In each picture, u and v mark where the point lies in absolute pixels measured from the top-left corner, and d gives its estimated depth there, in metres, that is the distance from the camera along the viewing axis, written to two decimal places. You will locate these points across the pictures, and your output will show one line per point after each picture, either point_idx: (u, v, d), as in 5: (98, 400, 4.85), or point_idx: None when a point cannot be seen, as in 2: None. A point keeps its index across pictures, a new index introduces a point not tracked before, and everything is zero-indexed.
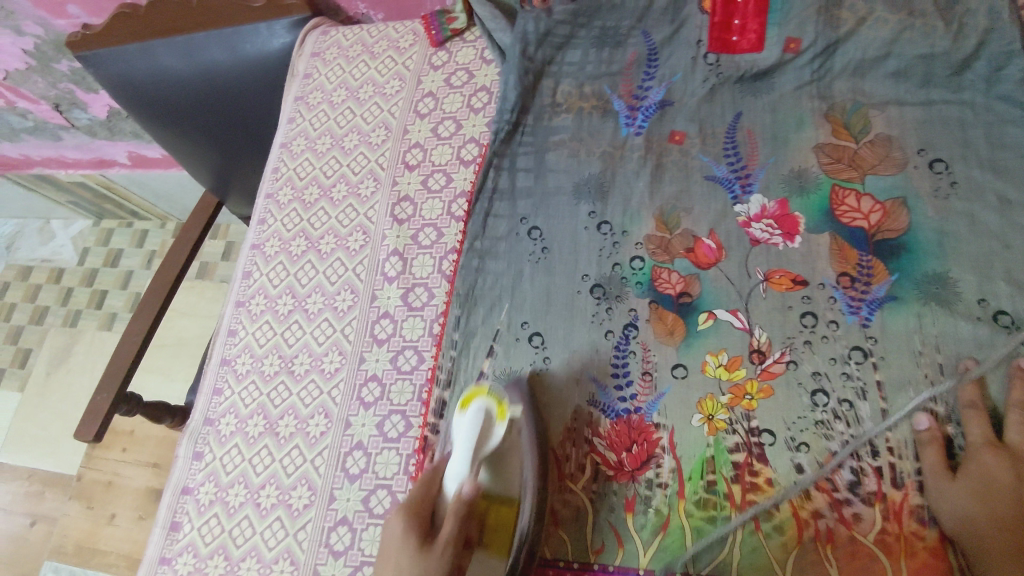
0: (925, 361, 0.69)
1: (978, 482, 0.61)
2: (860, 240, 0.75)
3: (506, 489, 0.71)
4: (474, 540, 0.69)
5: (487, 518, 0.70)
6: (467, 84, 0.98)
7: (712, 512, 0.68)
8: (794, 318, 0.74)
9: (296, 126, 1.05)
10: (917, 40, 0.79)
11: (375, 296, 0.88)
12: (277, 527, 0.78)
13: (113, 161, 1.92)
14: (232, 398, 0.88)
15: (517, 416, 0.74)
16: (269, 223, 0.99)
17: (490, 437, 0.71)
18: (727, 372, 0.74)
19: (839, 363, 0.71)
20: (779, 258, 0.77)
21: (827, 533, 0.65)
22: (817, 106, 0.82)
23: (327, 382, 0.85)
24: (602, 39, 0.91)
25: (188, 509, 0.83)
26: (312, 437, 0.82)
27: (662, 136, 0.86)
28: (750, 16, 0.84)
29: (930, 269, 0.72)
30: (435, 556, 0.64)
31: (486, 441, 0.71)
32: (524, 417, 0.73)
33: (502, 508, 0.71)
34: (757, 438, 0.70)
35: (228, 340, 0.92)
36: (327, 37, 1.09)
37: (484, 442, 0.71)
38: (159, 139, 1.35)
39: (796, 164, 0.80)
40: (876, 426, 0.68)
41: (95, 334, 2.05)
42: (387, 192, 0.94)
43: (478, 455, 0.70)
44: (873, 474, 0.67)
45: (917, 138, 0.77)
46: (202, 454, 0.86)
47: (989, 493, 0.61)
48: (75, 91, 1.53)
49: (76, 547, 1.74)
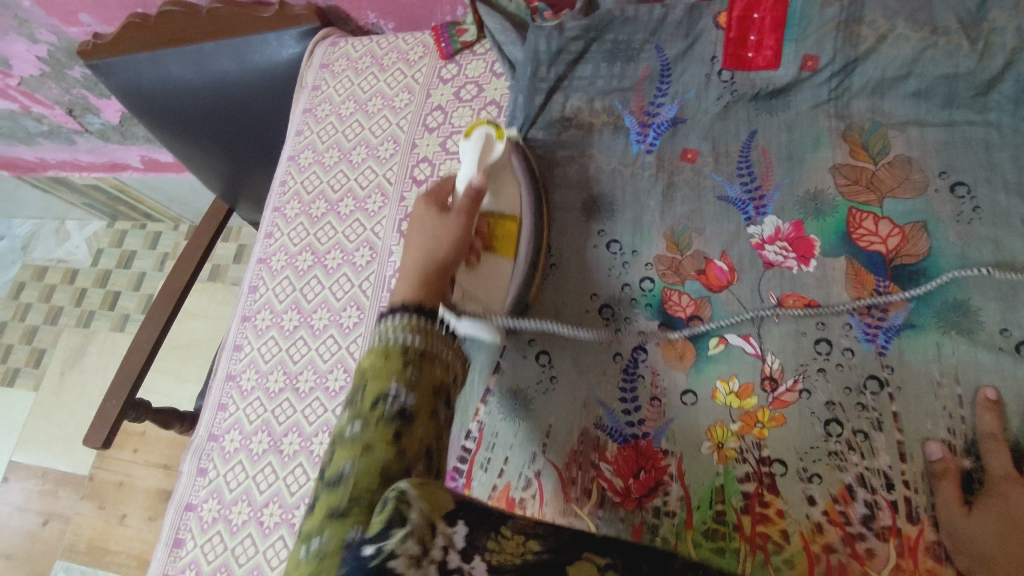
0: (944, 393, 0.67)
1: (999, 515, 0.58)
2: (877, 264, 0.73)
3: (506, 205, 0.80)
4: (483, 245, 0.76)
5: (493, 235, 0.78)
6: (476, 98, 0.96)
7: (721, 544, 0.67)
8: (808, 345, 0.72)
9: (305, 138, 1.04)
10: (940, 59, 0.75)
11: (381, 312, 0.87)
12: (280, 546, 0.78)
13: (127, 164, 1.93)
14: (236, 413, 0.88)
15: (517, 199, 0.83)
16: (276, 236, 0.98)
17: (492, 150, 0.79)
18: (738, 400, 0.72)
19: (854, 392, 0.69)
20: (793, 282, 0.75)
21: (839, 569, 0.63)
22: (835, 125, 0.80)
23: (332, 400, 0.84)
24: (614, 53, 0.88)
25: (191, 526, 0.82)
26: (316, 456, 0.82)
27: (674, 154, 0.84)
28: (766, 32, 0.82)
29: (951, 297, 0.70)
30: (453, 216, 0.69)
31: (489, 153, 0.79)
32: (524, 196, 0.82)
33: (502, 218, 0.79)
34: (767, 467, 0.68)
35: (233, 354, 0.92)
36: (336, 48, 1.07)
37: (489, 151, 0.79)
38: (171, 147, 1.35)
39: (812, 185, 0.78)
40: (891, 457, 0.66)
41: (108, 336, 2.07)
42: (394, 207, 0.93)
43: (484, 161, 0.77)
44: (887, 508, 0.64)
45: (939, 160, 0.75)
46: (207, 470, 0.85)
47: (1010, 525, 0.57)
48: (89, 97, 1.54)
49: (88, 547, 1.75)
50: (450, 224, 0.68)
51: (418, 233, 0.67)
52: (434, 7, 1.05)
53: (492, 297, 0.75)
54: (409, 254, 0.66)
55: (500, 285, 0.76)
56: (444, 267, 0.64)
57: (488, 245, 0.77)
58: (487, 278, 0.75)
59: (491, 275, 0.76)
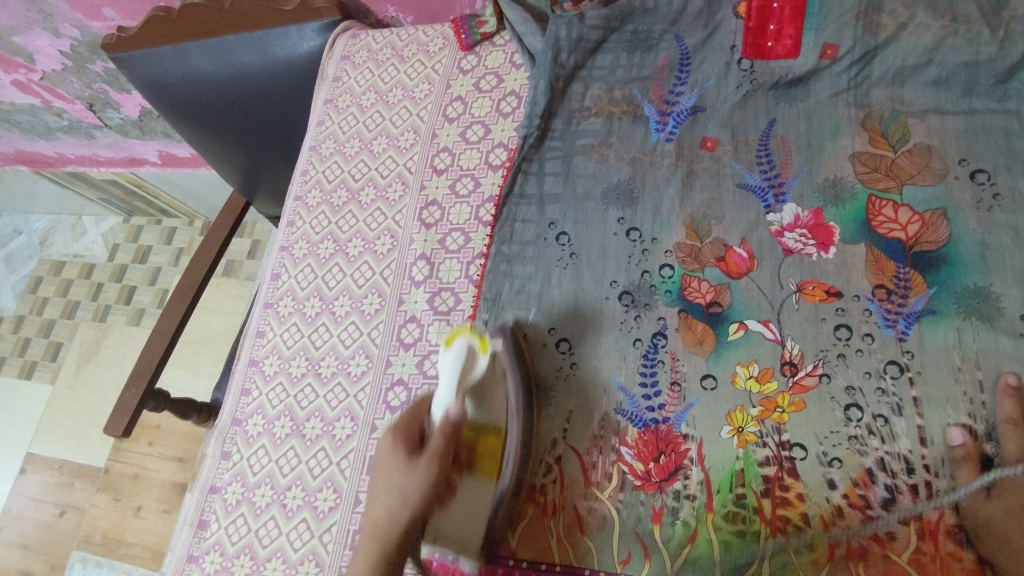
0: (964, 378, 0.67)
1: (1015, 500, 0.61)
2: (897, 251, 0.74)
3: (492, 420, 0.74)
4: (463, 463, 0.71)
5: (476, 446, 0.73)
6: (496, 88, 0.97)
7: (741, 527, 0.67)
8: (828, 330, 0.73)
9: (325, 128, 1.05)
10: (961, 47, 0.76)
11: (402, 299, 0.88)
12: (303, 528, 0.79)
13: (144, 159, 1.96)
14: (259, 398, 0.89)
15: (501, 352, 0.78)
16: (297, 225, 0.99)
17: (474, 369, 0.70)
18: (757, 384, 0.72)
19: (874, 377, 0.69)
20: (813, 269, 0.75)
21: (859, 551, 0.64)
22: (854, 114, 0.80)
23: (353, 385, 0.85)
24: (634, 42, 0.90)
25: (215, 508, 0.84)
26: (338, 440, 0.83)
27: (693, 142, 0.85)
28: (786, 21, 0.83)
29: (971, 282, 0.70)
30: (422, 466, 0.63)
31: (471, 369, 0.69)
32: (508, 356, 0.77)
33: (489, 432, 0.74)
34: (788, 451, 0.69)
35: (256, 341, 0.93)
36: (357, 40, 1.10)
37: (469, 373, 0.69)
38: (191, 140, 1.37)
39: (831, 173, 0.79)
40: (911, 442, 0.66)
41: (124, 329, 2.09)
42: (415, 196, 0.95)
43: (464, 383, 0.69)
44: (908, 492, 0.65)
45: (958, 148, 0.75)
46: (230, 454, 0.87)
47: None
48: (109, 91, 1.56)
49: (104, 538, 1.77)
50: (419, 477, 0.62)
51: (388, 492, 0.63)
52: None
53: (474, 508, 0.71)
54: (373, 529, 0.61)
55: (482, 505, 0.71)
56: (406, 538, 0.60)
57: (469, 468, 0.72)
58: (464, 511, 0.71)
59: (465, 501, 0.71)
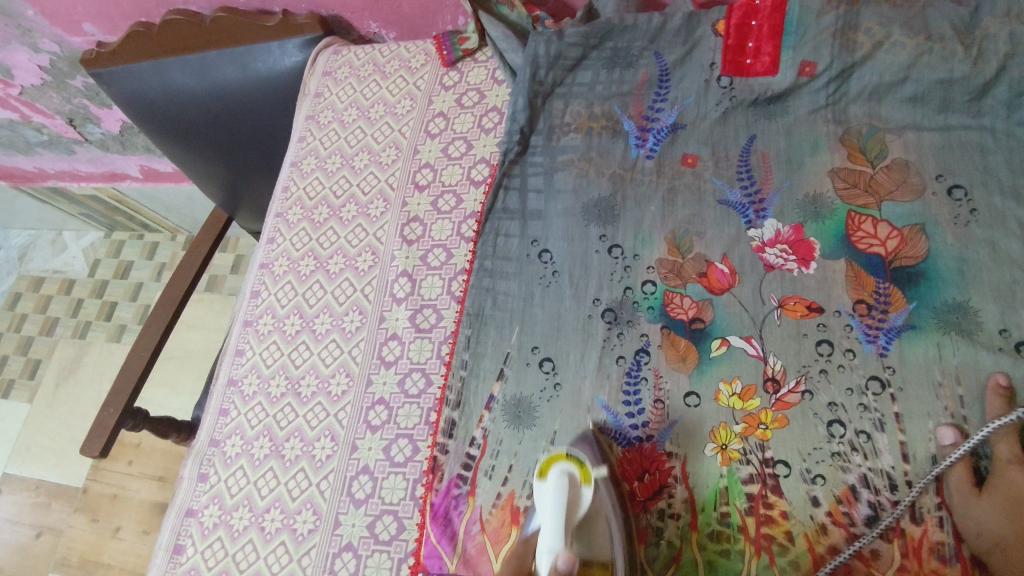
0: (945, 394, 0.67)
1: (1007, 495, 0.60)
2: (877, 266, 0.74)
3: (594, 553, 0.65)
4: None
5: None
6: (478, 104, 0.97)
7: (726, 546, 0.67)
8: (809, 346, 0.72)
9: (307, 144, 1.05)
10: (936, 65, 0.77)
11: (383, 317, 0.87)
12: (281, 552, 0.77)
13: (126, 174, 1.94)
14: (238, 418, 0.87)
15: (601, 477, 0.68)
16: (277, 242, 0.98)
17: (578, 504, 0.66)
18: (740, 401, 0.72)
19: (857, 393, 0.69)
20: (794, 284, 0.76)
21: (844, 570, 0.63)
22: (832, 130, 0.81)
23: (334, 404, 0.84)
24: (613, 60, 0.90)
25: (191, 532, 0.82)
26: (318, 460, 0.81)
27: (674, 159, 0.85)
28: (764, 38, 0.83)
29: (949, 297, 0.71)
30: None
31: (576, 502, 0.66)
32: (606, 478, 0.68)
33: (589, 565, 0.65)
34: (771, 469, 0.68)
35: (235, 360, 0.92)
36: (339, 56, 1.09)
37: (574, 509, 0.65)
38: (172, 156, 1.36)
39: (811, 189, 0.79)
40: (894, 458, 0.66)
41: (104, 346, 2.06)
42: (396, 213, 0.94)
43: (570, 521, 0.64)
44: (891, 509, 0.64)
45: (936, 164, 0.76)
46: (207, 475, 0.85)
47: (1016, 509, 0.60)
48: (89, 106, 1.55)
49: (81, 559, 1.73)
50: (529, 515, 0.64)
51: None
52: (436, 16, 1.07)
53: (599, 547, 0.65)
54: None
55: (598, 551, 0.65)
56: None
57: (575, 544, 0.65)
58: None
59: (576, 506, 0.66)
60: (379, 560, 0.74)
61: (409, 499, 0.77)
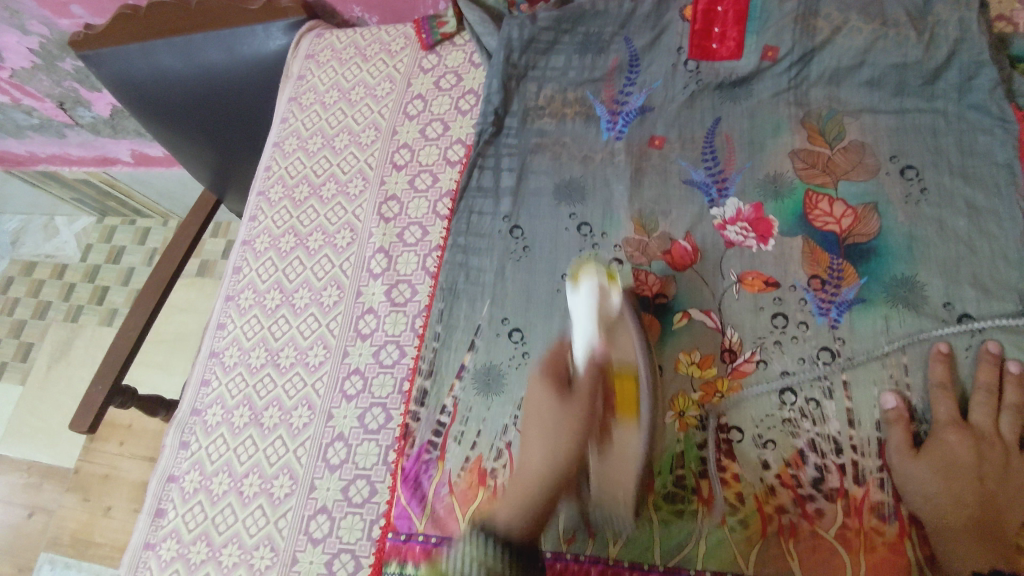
0: (891, 362, 0.70)
1: (940, 460, 0.63)
2: (831, 243, 0.77)
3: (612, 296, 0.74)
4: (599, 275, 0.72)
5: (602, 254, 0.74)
6: (455, 87, 1.00)
7: (680, 507, 0.70)
8: (765, 319, 0.75)
9: (289, 125, 1.07)
10: (890, 49, 0.80)
11: (360, 291, 0.90)
12: (259, 514, 0.80)
13: (116, 159, 1.96)
14: (219, 389, 0.90)
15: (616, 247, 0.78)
16: (259, 220, 1.01)
17: (627, 438, 0.69)
18: (699, 370, 0.75)
19: (808, 363, 0.72)
20: (753, 260, 0.78)
21: (790, 528, 0.66)
22: (794, 113, 0.84)
23: (311, 375, 0.87)
24: (585, 45, 0.93)
25: (172, 497, 0.85)
26: (295, 428, 0.85)
27: (642, 140, 0.88)
28: (729, 23, 0.86)
29: (898, 272, 0.74)
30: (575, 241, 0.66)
31: None
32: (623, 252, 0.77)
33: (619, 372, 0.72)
34: (725, 434, 0.72)
35: (216, 333, 0.94)
36: (322, 40, 1.12)
37: (625, 444, 0.69)
38: (160, 138, 1.38)
39: (771, 169, 0.82)
40: (841, 424, 0.69)
41: (96, 330, 2.08)
42: (375, 191, 0.97)
43: (604, 317, 0.73)
44: (836, 471, 0.68)
45: (890, 145, 0.79)
46: (189, 443, 0.88)
47: (951, 471, 0.62)
48: (80, 89, 1.57)
49: (73, 537, 1.76)
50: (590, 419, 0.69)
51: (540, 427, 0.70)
52: (417, 0, 1.10)
53: (624, 474, 0.68)
54: None
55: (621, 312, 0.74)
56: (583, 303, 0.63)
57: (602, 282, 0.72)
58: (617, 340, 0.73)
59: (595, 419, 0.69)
60: (351, 522, 0.78)
61: (382, 465, 0.80)
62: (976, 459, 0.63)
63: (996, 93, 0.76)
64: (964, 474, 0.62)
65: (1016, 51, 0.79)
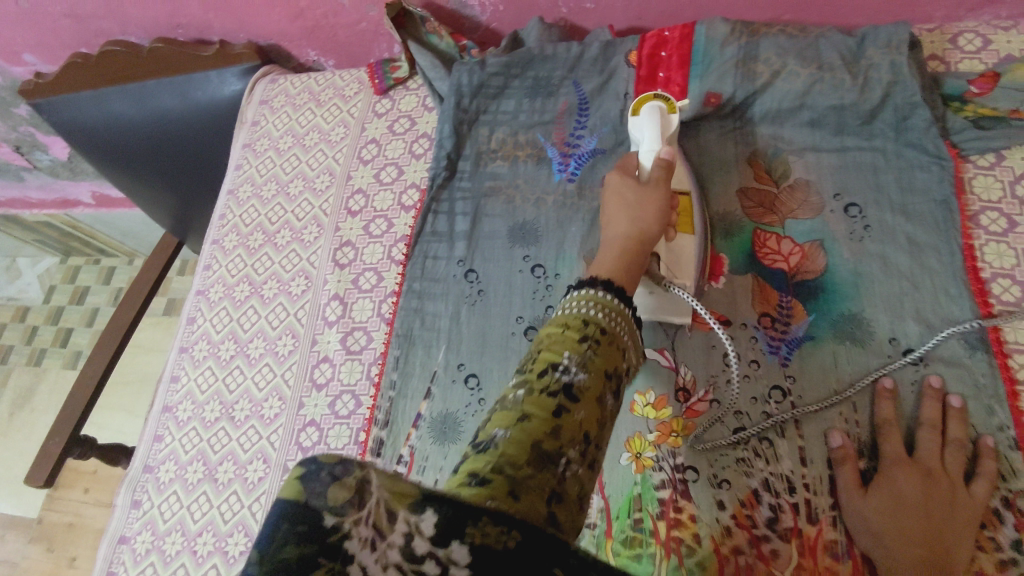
0: (839, 399, 0.71)
1: (888, 498, 0.63)
2: (780, 280, 0.78)
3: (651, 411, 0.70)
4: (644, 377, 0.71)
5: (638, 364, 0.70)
6: (409, 131, 1.00)
7: (638, 550, 0.69)
8: (718, 358, 0.76)
9: (243, 172, 1.07)
10: (827, 92, 0.81)
11: (316, 340, 0.89)
12: (213, 575, 0.78)
13: (77, 201, 1.94)
14: (172, 444, 0.88)
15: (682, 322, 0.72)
16: (214, 268, 1.00)
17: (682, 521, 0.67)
18: (654, 412, 0.75)
19: (760, 401, 0.73)
20: (705, 297, 0.79)
21: (746, 570, 0.66)
22: (740, 154, 0.85)
23: (266, 428, 0.86)
24: (535, 89, 0.94)
25: (124, 559, 0.82)
26: (250, 483, 0.83)
27: (594, 182, 0.89)
28: (673, 68, 0.87)
29: (845, 309, 0.74)
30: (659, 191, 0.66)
31: (668, 125, 0.76)
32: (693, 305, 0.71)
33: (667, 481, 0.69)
34: (681, 474, 0.71)
35: (170, 386, 0.93)
36: (276, 85, 1.12)
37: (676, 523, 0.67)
38: (118, 183, 1.37)
39: (720, 210, 0.83)
40: (793, 462, 0.70)
41: (59, 374, 2.04)
42: (329, 237, 0.96)
43: None
44: (790, 510, 0.68)
45: (833, 183, 0.81)
46: (140, 502, 0.86)
47: (898, 509, 0.62)
48: (35, 134, 1.55)
49: None
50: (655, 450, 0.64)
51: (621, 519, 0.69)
52: (371, 45, 1.10)
53: None
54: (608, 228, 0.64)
55: None
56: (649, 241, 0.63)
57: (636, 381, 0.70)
58: None
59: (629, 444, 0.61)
60: None
61: None
62: (923, 496, 0.62)
63: (930, 131, 0.78)
64: (913, 513, 0.62)
65: (949, 90, 0.81)
